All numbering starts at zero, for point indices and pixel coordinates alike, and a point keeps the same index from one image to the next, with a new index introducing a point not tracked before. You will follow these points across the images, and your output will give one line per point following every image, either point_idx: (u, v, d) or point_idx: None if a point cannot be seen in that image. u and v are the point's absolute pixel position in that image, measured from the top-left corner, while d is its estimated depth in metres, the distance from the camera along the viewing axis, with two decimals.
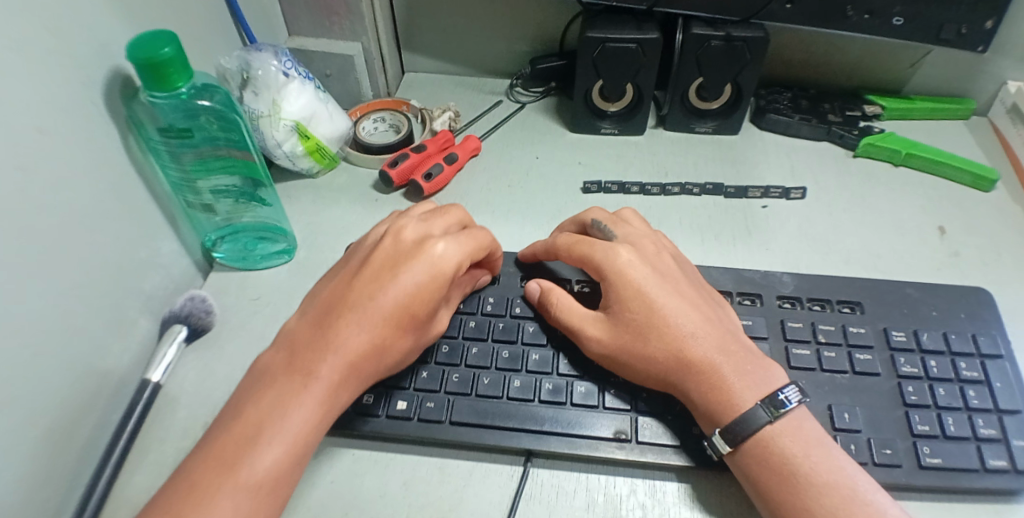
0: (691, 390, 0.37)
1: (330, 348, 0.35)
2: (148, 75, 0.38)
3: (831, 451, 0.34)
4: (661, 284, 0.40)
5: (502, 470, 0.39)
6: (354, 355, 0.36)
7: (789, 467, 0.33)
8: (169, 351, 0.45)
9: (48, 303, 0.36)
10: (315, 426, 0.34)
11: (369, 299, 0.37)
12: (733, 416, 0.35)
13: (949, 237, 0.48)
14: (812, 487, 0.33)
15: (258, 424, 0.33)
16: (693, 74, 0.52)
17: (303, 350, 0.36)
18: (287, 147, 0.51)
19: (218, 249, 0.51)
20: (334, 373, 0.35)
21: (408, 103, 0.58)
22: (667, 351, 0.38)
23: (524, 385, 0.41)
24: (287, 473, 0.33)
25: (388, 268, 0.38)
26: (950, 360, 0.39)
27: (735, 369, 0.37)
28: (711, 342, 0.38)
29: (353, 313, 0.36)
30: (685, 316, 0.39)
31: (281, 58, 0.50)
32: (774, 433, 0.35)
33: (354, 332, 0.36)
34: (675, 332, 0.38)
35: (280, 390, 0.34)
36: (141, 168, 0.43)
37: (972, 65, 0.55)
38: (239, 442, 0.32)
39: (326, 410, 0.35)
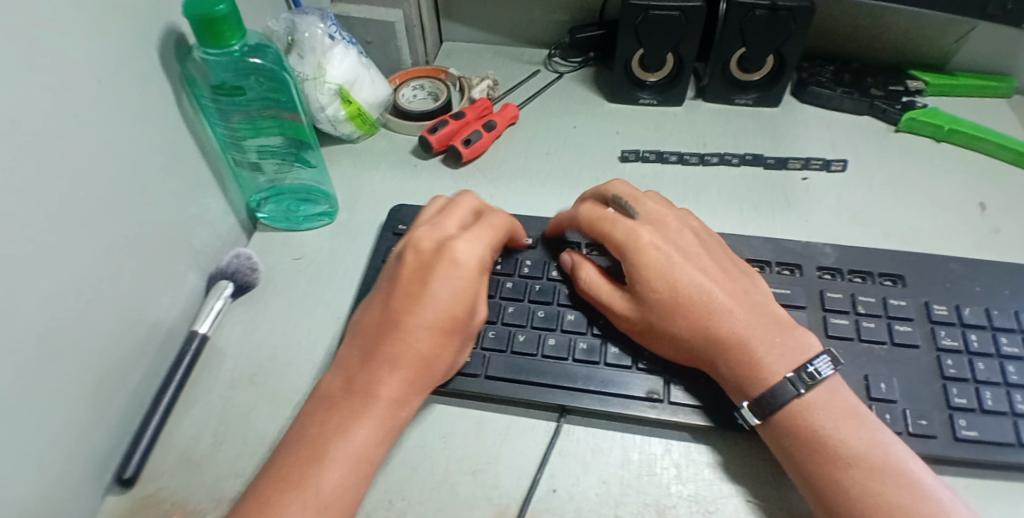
0: (719, 365, 0.38)
1: (388, 366, 0.37)
2: (203, 31, 0.39)
3: (866, 423, 0.35)
4: (684, 261, 0.41)
5: (539, 427, 0.41)
6: (408, 368, 0.37)
7: (819, 438, 0.34)
8: (216, 304, 0.47)
9: (105, 253, 0.37)
10: (380, 440, 0.35)
11: (408, 314, 0.38)
12: (761, 387, 0.36)
13: (990, 214, 0.48)
14: (842, 457, 0.33)
15: (325, 441, 0.34)
16: (735, 44, 0.52)
17: (360, 370, 0.37)
18: (330, 111, 0.52)
19: (263, 210, 0.52)
20: (400, 385, 0.37)
21: (447, 71, 0.59)
22: (693, 325, 0.38)
23: (558, 343, 0.42)
24: (359, 484, 0.34)
25: (420, 282, 0.40)
26: (991, 335, 0.39)
27: (767, 340, 0.37)
28: (742, 315, 0.38)
29: (399, 329, 0.38)
30: (713, 294, 0.39)
31: (327, 21, 0.51)
32: (806, 405, 0.35)
33: (404, 348, 0.37)
34: (703, 307, 0.39)
35: (347, 406, 0.36)
36: (193, 126, 0.45)
37: (1020, 42, 0.54)
38: (308, 460, 0.34)
39: (391, 424, 0.36)
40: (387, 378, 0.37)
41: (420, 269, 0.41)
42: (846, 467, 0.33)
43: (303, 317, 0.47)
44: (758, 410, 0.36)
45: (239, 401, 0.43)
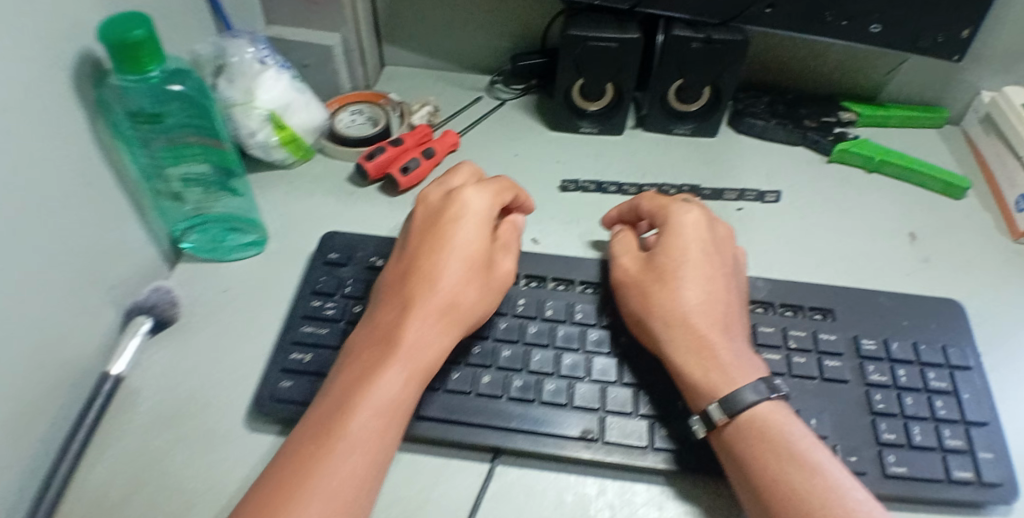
0: (685, 361, 0.37)
1: (390, 356, 0.35)
2: (120, 57, 0.36)
3: (815, 453, 0.33)
4: (684, 258, 0.40)
5: (470, 468, 0.39)
6: (436, 304, 0.37)
7: (761, 463, 0.33)
8: (132, 342, 0.43)
9: (26, 283, 0.34)
10: (410, 387, 0.34)
11: (425, 300, 0.37)
12: (714, 398, 0.35)
13: (919, 243, 0.49)
14: (782, 485, 0.31)
15: (354, 389, 0.33)
16: (673, 76, 0.52)
17: (359, 366, 0.35)
18: (261, 136, 0.50)
19: (186, 239, 0.49)
20: (403, 379, 0.34)
21: (386, 97, 0.58)
22: (678, 314, 0.38)
23: (493, 381, 0.40)
24: (388, 427, 0.33)
25: (426, 269, 0.39)
26: (918, 370, 0.39)
27: (732, 351, 0.37)
28: (719, 321, 0.38)
29: (424, 272, 0.39)
30: (701, 291, 0.39)
31: (257, 45, 0.50)
32: (754, 423, 0.34)
33: (411, 337, 0.36)
34: (694, 307, 0.38)
35: (344, 401, 0.33)
36: (112, 157, 0.41)
37: (949, 74, 0.56)
38: (332, 412, 0.32)
39: (420, 366, 0.35)
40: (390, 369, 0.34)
41: (427, 222, 0.42)
42: (785, 496, 0.31)
43: (227, 355, 0.44)
44: (706, 423, 0.35)
45: (156, 447, 0.39)
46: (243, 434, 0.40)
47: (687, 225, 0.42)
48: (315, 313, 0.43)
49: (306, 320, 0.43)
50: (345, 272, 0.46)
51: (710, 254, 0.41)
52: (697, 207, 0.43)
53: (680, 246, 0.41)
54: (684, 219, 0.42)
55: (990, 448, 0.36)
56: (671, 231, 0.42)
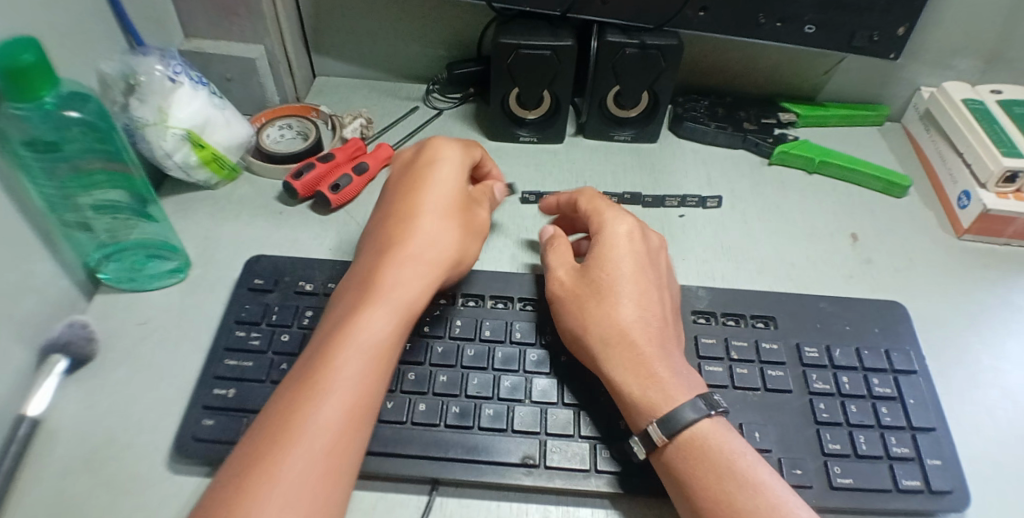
0: (624, 376, 0.35)
1: (349, 345, 0.32)
2: (8, 83, 0.33)
3: (761, 473, 0.31)
4: (618, 264, 0.39)
5: (406, 503, 0.35)
6: (413, 260, 0.37)
7: (704, 483, 0.31)
8: (47, 382, 0.40)
9: None
10: (390, 335, 0.34)
11: (382, 286, 0.35)
12: (655, 418, 0.33)
13: (861, 244, 0.49)
14: (726, 507, 0.30)
15: (330, 344, 0.32)
16: (610, 83, 0.51)
17: (311, 362, 0.31)
18: (178, 157, 0.47)
19: (103, 270, 0.46)
20: (360, 368, 0.31)
21: (317, 109, 0.56)
22: (609, 326, 0.36)
23: (429, 408, 0.37)
24: (375, 370, 0.32)
25: (383, 258, 0.37)
26: (863, 376, 0.38)
27: (665, 364, 0.35)
28: (652, 331, 0.36)
29: (407, 225, 0.39)
30: (628, 302, 0.37)
31: (168, 62, 0.47)
32: (697, 442, 0.32)
33: (350, 365, 0.31)
34: (625, 314, 0.37)
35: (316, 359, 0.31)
36: (12, 186, 0.38)
37: (886, 72, 0.56)
38: (312, 362, 0.31)
39: (402, 314, 0.35)
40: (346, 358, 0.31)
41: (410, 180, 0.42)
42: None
43: (146, 393, 0.41)
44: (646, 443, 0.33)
45: (73, 491, 0.35)
46: (165, 479, 0.36)
47: (618, 230, 0.40)
48: (238, 345, 0.40)
49: (229, 353, 0.40)
50: (272, 298, 0.43)
51: (639, 257, 0.39)
52: (630, 213, 0.42)
53: (612, 251, 0.39)
54: (617, 228, 0.41)
55: (938, 454, 0.35)
56: (605, 239, 0.40)
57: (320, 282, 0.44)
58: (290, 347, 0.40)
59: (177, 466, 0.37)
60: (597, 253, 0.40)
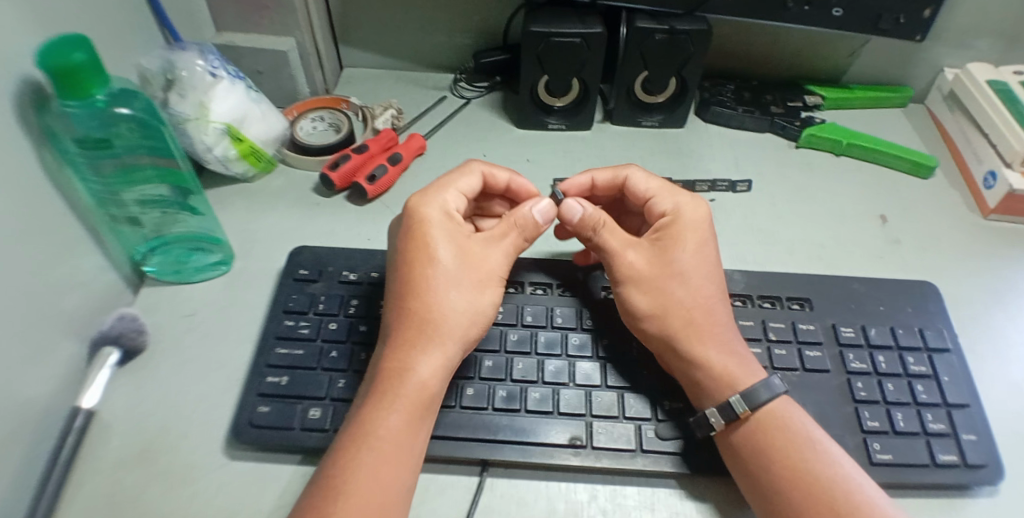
0: (705, 352, 0.37)
1: (394, 394, 0.33)
2: (60, 83, 0.34)
3: (830, 447, 0.34)
4: (696, 249, 0.40)
5: (458, 483, 0.37)
6: (428, 316, 0.35)
7: (779, 451, 0.34)
8: (100, 374, 0.41)
9: None
10: (427, 389, 0.34)
11: (422, 325, 0.35)
12: (736, 391, 0.36)
13: (889, 225, 0.49)
14: (800, 474, 0.33)
15: (365, 421, 0.33)
16: (638, 69, 0.52)
17: (364, 408, 0.34)
18: (218, 151, 0.48)
19: (149, 263, 0.47)
20: (405, 418, 0.33)
21: (347, 101, 0.57)
22: (689, 312, 0.38)
23: (477, 393, 0.39)
24: (416, 422, 0.33)
25: (421, 291, 0.36)
26: (898, 355, 0.39)
27: (734, 341, 0.38)
28: (717, 311, 0.39)
29: (414, 280, 0.36)
30: (700, 287, 0.39)
31: (207, 56, 0.48)
32: (771, 416, 0.35)
33: (389, 419, 0.33)
34: (700, 300, 0.39)
35: (356, 431, 0.33)
36: (59, 183, 0.39)
37: (911, 53, 0.56)
38: (355, 437, 0.32)
39: (432, 371, 0.34)
40: (391, 408, 0.33)
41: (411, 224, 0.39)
42: (803, 484, 0.32)
43: (198, 381, 0.42)
44: (726, 414, 0.35)
45: (132, 481, 0.37)
46: (224, 463, 0.38)
47: (697, 215, 0.41)
48: (288, 334, 0.42)
49: (280, 341, 0.41)
50: (318, 287, 0.44)
51: (709, 243, 0.41)
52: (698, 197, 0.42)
53: (690, 236, 0.40)
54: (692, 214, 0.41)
55: (972, 430, 0.36)
56: (680, 221, 0.41)
57: (363, 271, 0.45)
58: (338, 335, 0.42)
59: (234, 452, 0.38)
60: (675, 236, 0.40)
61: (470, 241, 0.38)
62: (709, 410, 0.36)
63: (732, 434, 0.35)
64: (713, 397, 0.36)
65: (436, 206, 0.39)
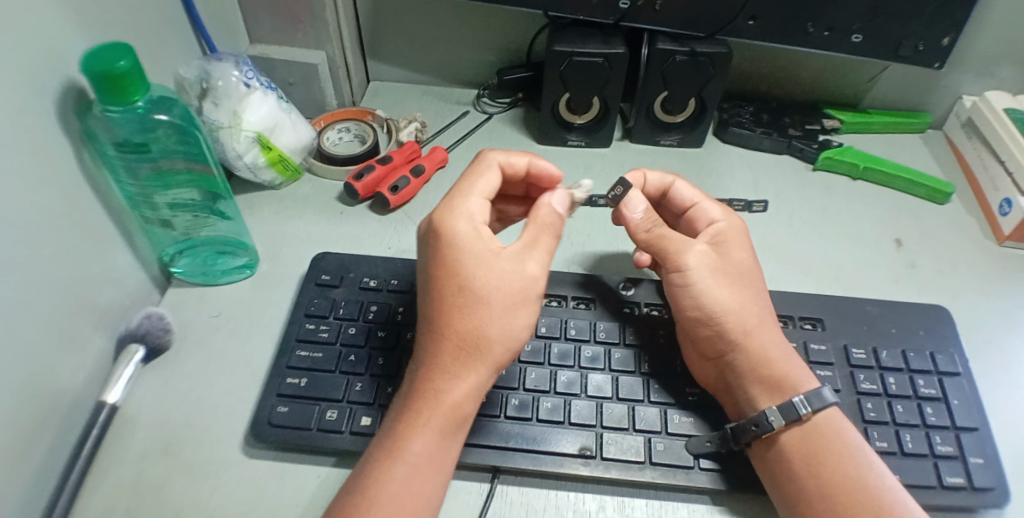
0: (770, 354, 0.38)
1: (424, 414, 0.33)
2: (103, 89, 0.35)
3: (870, 457, 0.35)
4: (746, 255, 0.43)
5: (469, 488, 0.37)
6: (461, 341, 0.33)
7: (824, 460, 0.34)
8: (127, 370, 0.42)
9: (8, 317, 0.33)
10: (458, 413, 0.33)
11: (455, 346, 0.33)
12: (798, 392, 0.37)
13: (905, 249, 0.50)
14: (844, 482, 0.34)
15: (392, 442, 0.33)
16: (658, 89, 0.53)
17: (393, 424, 0.34)
18: (248, 158, 0.50)
19: (176, 264, 0.48)
20: (430, 441, 0.32)
21: (373, 113, 0.59)
22: (749, 315, 0.39)
23: (490, 400, 0.39)
24: (446, 443, 0.33)
25: (452, 311, 0.33)
26: (909, 377, 0.40)
27: (788, 347, 0.40)
28: (767, 316, 0.40)
29: (449, 303, 0.34)
30: (755, 294, 0.41)
31: (242, 68, 0.49)
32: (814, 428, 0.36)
33: (415, 443, 0.32)
34: (758, 307, 0.40)
35: (383, 451, 0.33)
36: (95, 183, 0.41)
37: (929, 80, 0.57)
38: (381, 457, 0.32)
39: (464, 395, 0.33)
40: (422, 427, 0.32)
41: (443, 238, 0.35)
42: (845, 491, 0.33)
43: (220, 379, 0.43)
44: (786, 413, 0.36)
45: (154, 474, 0.38)
46: (242, 461, 0.39)
47: (739, 224, 0.44)
48: (309, 336, 0.43)
49: (301, 343, 0.42)
50: (339, 293, 0.45)
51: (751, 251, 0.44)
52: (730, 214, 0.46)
53: (741, 243, 0.43)
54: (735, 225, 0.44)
55: (980, 453, 0.36)
56: (729, 228, 0.43)
57: (383, 278, 0.46)
58: (357, 339, 0.43)
59: (251, 450, 0.39)
60: (729, 242, 0.43)
61: (499, 255, 0.35)
62: (769, 410, 0.36)
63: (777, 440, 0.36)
64: (772, 396, 0.37)
65: (464, 215, 0.36)
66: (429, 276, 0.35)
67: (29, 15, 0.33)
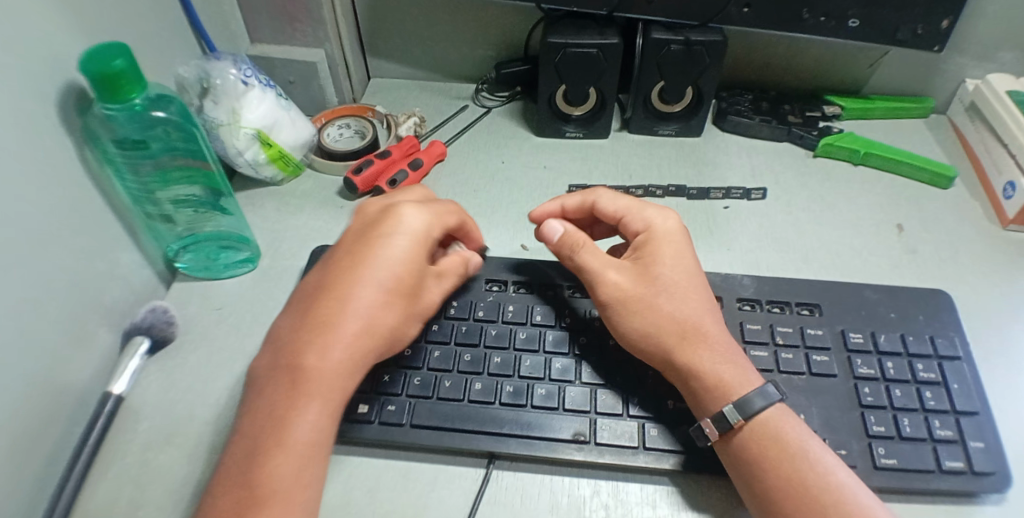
0: (700, 361, 0.36)
1: (288, 386, 0.33)
2: (100, 87, 0.36)
3: (826, 456, 0.33)
4: (675, 261, 0.40)
5: (466, 474, 0.38)
6: (361, 323, 0.36)
7: (783, 465, 0.33)
8: (132, 363, 0.43)
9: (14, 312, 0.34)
10: (338, 399, 0.34)
11: (348, 327, 0.35)
12: (732, 399, 0.35)
13: (906, 234, 0.49)
14: (805, 489, 0.32)
15: (276, 423, 0.32)
16: (654, 79, 0.53)
17: (271, 405, 0.33)
18: (249, 155, 0.51)
19: (181, 259, 0.49)
20: (314, 421, 0.33)
21: (373, 109, 0.60)
22: (677, 324, 0.38)
23: (485, 387, 0.40)
24: (322, 435, 0.33)
25: (354, 291, 0.36)
26: (907, 362, 0.39)
27: (725, 357, 0.37)
28: (704, 326, 0.38)
29: (354, 283, 0.37)
30: (684, 303, 0.39)
31: (240, 66, 0.50)
32: (766, 429, 0.34)
33: (300, 420, 0.32)
34: (688, 321, 0.38)
35: (265, 428, 0.32)
36: (98, 180, 0.42)
37: (932, 64, 0.56)
38: (263, 439, 0.32)
39: (347, 381, 0.35)
40: (278, 400, 0.33)
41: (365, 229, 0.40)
42: (797, 491, 0.32)
43: (221, 371, 0.44)
44: (722, 424, 0.35)
45: (157, 464, 0.39)
46: None
47: (670, 231, 0.42)
48: None
49: None
50: None
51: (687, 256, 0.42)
52: (669, 210, 0.43)
53: (668, 253, 0.40)
54: (665, 228, 0.42)
55: (980, 438, 0.36)
56: (654, 237, 0.41)
57: None
58: None
59: None
60: (654, 255, 0.41)
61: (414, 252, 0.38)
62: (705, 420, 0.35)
63: (731, 443, 0.35)
64: (715, 402, 0.35)
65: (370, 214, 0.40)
66: (320, 272, 0.39)
67: (28, 19, 0.34)
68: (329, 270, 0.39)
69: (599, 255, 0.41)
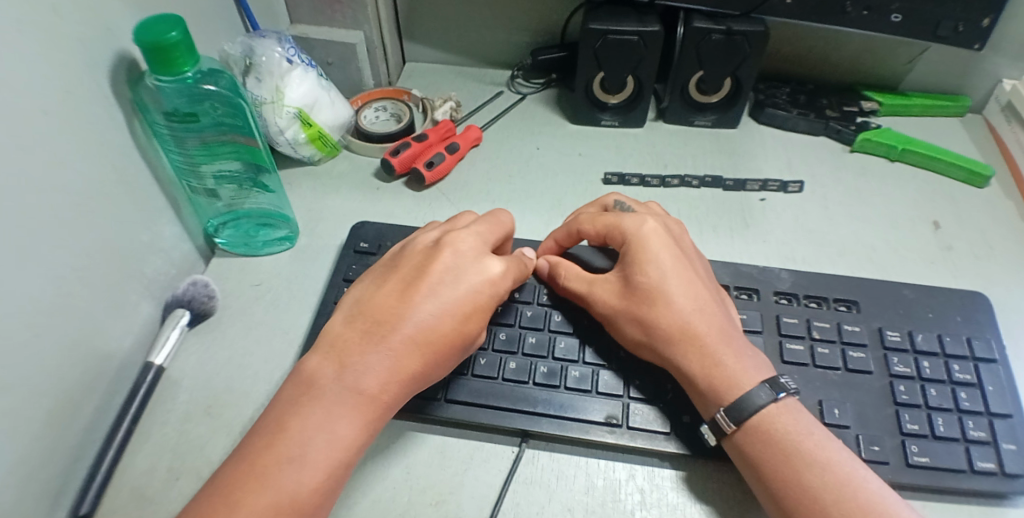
0: (723, 359, 0.36)
1: (343, 408, 0.32)
2: (153, 59, 0.37)
3: (828, 451, 0.33)
4: (671, 266, 0.39)
5: (501, 454, 0.38)
6: (410, 364, 0.34)
7: (782, 462, 0.33)
8: (173, 334, 0.43)
9: (62, 280, 0.35)
10: (367, 436, 0.33)
11: (400, 363, 0.34)
12: (722, 404, 0.35)
13: (942, 231, 0.49)
14: (803, 485, 0.32)
15: (302, 441, 0.31)
16: (693, 68, 0.53)
17: (301, 420, 0.31)
18: (289, 134, 0.52)
19: (221, 236, 0.50)
20: (342, 453, 0.31)
21: (409, 93, 0.60)
22: (669, 326, 0.37)
23: (519, 367, 0.40)
24: (345, 467, 0.32)
25: (413, 327, 0.34)
26: (944, 362, 0.39)
27: (732, 355, 0.36)
28: (699, 326, 0.37)
29: (416, 316, 0.34)
30: (680, 304, 0.38)
31: (285, 44, 0.50)
32: (765, 423, 0.34)
33: (327, 448, 0.31)
34: (681, 324, 0.37)
35: (290, 444, 0.30)
36: (146, 152, 0.42)
37: (971, 62, 0.56)
38: (285, 455, 0.30)
39: (381, 418, 0.33)
40: (330, 416, 0.32)
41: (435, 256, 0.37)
42: (795, 487, 0.32)
43: (261, 344, 0.45)
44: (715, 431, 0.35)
45: (197, 433, 0.39)
46: None
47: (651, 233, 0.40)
48: None
49: None
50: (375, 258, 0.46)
51: (683, 258, 0.40)
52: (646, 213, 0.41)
53: (663, 261, 0.39)
54: (643, 232, 0.40)
55: (1012, 439, 0.36)
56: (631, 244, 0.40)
57: None
58: None
59: None
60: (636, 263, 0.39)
61: (482, 296, 0.36)
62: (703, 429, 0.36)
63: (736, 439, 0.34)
64: (716, 401, 0.35)
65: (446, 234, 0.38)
66: (387, 282, 0.37)
67: None
68: (392, 289, 0.36)
69: (585, 277, 0.42)
